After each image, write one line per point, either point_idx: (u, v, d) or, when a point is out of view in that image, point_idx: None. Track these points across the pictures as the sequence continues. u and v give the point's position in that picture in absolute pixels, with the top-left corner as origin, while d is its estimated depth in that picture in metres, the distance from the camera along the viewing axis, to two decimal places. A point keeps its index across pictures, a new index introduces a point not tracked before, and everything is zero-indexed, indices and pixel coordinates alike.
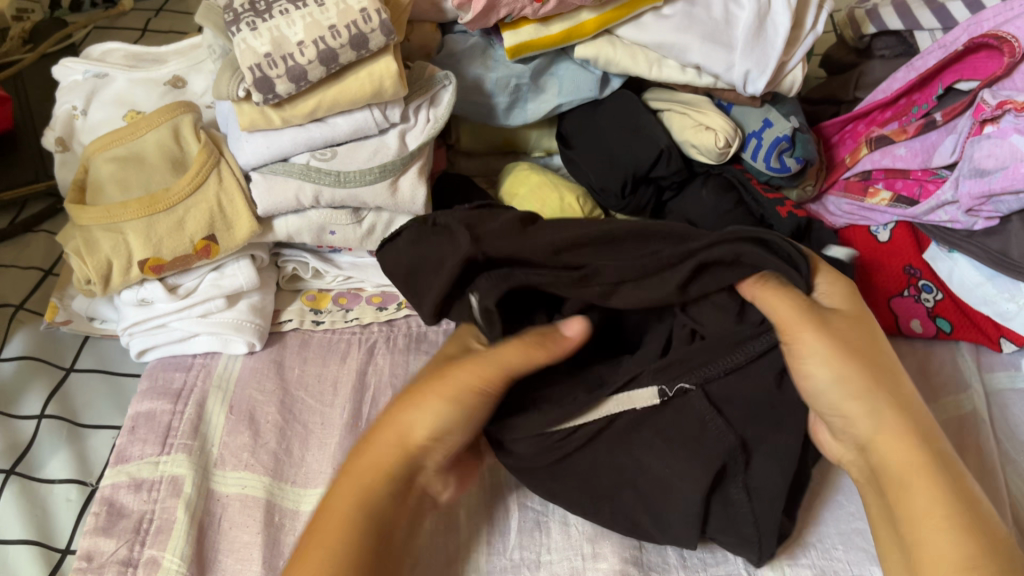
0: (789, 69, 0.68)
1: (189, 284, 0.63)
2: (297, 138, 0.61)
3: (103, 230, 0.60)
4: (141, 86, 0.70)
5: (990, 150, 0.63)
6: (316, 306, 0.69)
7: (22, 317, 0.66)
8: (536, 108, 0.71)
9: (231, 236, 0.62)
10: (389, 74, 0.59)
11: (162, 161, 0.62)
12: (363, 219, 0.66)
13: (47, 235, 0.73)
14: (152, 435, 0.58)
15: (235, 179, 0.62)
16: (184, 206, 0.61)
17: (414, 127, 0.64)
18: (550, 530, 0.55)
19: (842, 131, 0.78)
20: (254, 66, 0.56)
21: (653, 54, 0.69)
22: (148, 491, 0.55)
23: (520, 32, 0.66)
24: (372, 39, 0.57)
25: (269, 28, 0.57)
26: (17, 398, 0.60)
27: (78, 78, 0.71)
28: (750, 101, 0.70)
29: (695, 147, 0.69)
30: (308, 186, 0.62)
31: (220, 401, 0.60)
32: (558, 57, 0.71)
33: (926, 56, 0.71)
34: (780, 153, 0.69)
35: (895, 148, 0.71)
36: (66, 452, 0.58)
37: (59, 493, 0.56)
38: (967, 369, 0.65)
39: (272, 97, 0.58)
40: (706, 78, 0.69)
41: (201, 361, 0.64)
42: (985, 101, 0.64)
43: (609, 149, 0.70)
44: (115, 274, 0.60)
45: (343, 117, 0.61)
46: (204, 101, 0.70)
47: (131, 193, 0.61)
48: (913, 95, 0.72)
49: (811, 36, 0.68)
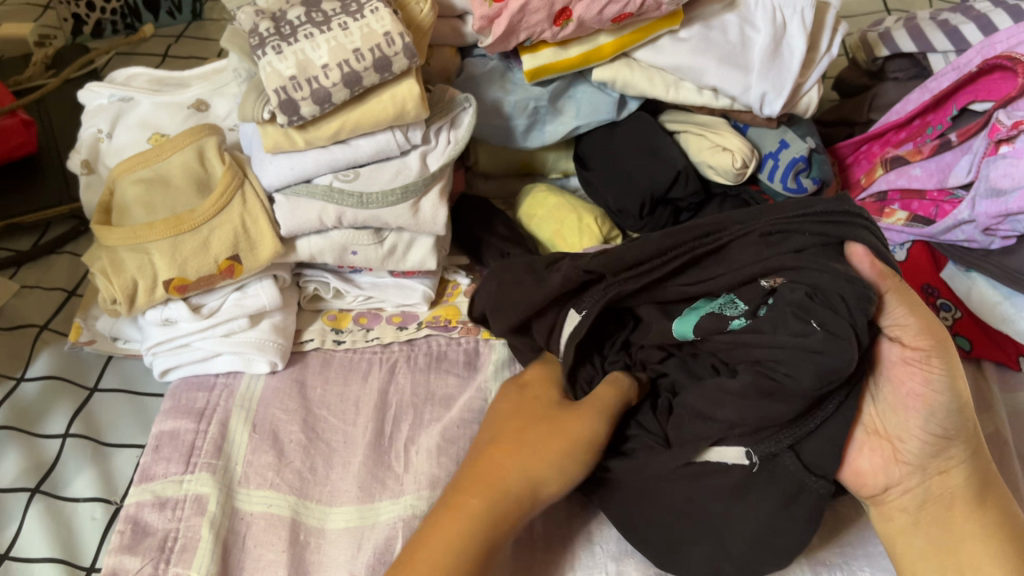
0: (805, 90, 0.69)
1: (212, 304, 0.64)
2: (319, 159, 0.62)
3: (129, 250, 0.60)
4: (165, 109, 0.71)
5: (1006, 169, 0.64)
6: (338, 325, 0.69)
7: (46, 337, 0.67)
8: (554, 130, 0.72)
9: (254, 256, 0.63)
10: (412, 97, 0.60)
11: (187, 184, 0.63)
12: (384, 239, 0.66)
13: (70, 256, 0.74)
14: (176, 454, 0.58)
15: (259, 201, 0.63)
16: (208, 226, 0.61)
17: (435, 148, 0.65)
18: (576, 549, 0.55)
19: (857, 151, 0.78)
20: (279, 88, 0.57)
21: (670, 76, 0.70)
22: (172, 510, 0.55)
23: (539, 55, 0.67)
24: (396, 62, 0.58)
25: (294, 52, 0.58)
26: (42, 417, 0.61)
27: (103, 102, 0.72)
28: (766, 122, 0.71)
29: (712, 167, 0.70)
30: (331, 208, 0.63)
31: (243, 419, 0.61)
32: (575, 80, 0.72)
33: (940, 78, 0.72)
34: (796, 174, 0.69)
35: (911, 168, 0.72)
36: (90, 470, 0.58)
37: (84, 511, 0.56)
38: (988, 389, 0.64)
39: (297, 119, 0.58)
40: (722, 100, 0.70)
41: (223, 381, 0.64)
42: (1000, 122, 0.65)
43: (627, 170, 0.71)
44: (140, 294, 0.61)
45: (366, 139, 0.62)
46: (228, 124, 0.71)
47: (157, 215, 0.62)
48: (927, 116, 0.73)
49: (826, 58, 0.69)
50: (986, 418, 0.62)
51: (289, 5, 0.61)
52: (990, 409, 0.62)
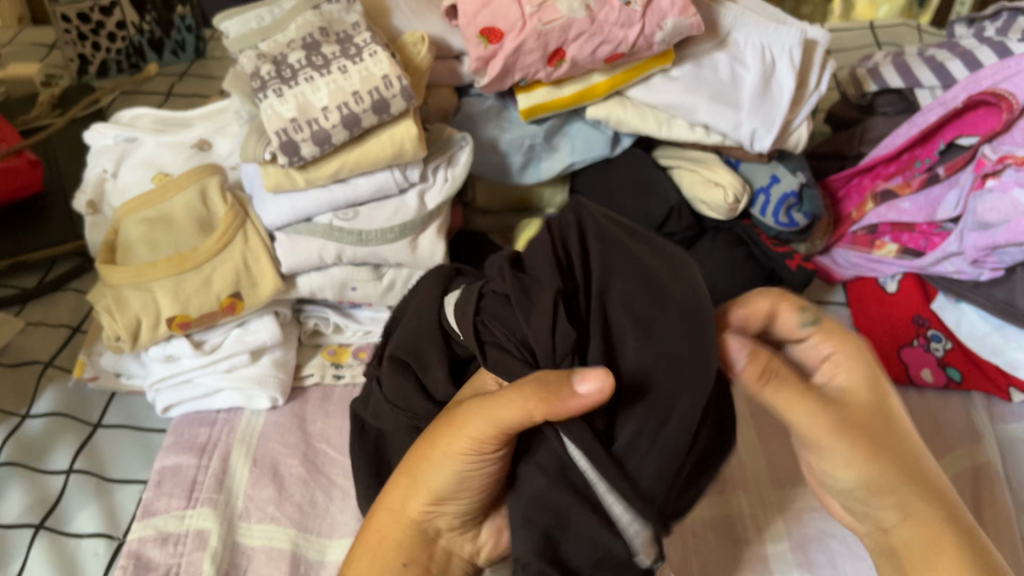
0: (795, 127, 0.70)
1: (214, 340, 0.65)
2: (320, 199, 0.63)
3: (132, 289, 0.62)
4: (169, 149, 0.73)
5: (993, 203, 0.65)
6: (337, 360, 0.70)
7: (51, 374, 0.68)
8: (549, 167, 0.74)
9: (256, 293, 0.64)
10: (410, 137, 0.61)
11: (189, 222, 0.64)
12: (383, 275, 0.68)
13: (75, 293, 0.75)
14: (178, 489, 0.59)
15: (261, 239, 0.65)
16: (211, 264, 0.63)
17: (432, 186, 0.66)
18: None
19: (848, 184, 0.80)
20: (280, 130, 0.59)
21: (663, 114, 0.71)
22: (174, 545, 0.56)
23: (534, 95, 0.69)
24: (394, 104, 0.60)
25: (295, 94, 0.59)
26: (47, 453, 0.62)
27: (109, 142, 0.73)
28: (757, 158, 0.72)
29: (705, 202, 0.71)
30: (331, 245, 0.64)
31: (244, 455, 0.62)
32: (570, 118, 0.73)
33: (927, 113, 0.74)
34: (788, 209, 0.71)
35: (901, 202, 0.73)
36: (94, 506, 0.59)
37: (87, 547, 0.57)
38: (980, 420, 0.65)
39: (297, 159, 0.60)
40: (714, 137, 0.71)
41: (225, 416, 0.65)
42: (986, 157, 0.66)
43: (621, 206, 0.72)
44: (143, 331, 0.61)
45: (365, 178, 0.64)
46: (229, 163, 0.73)
47: (160, 253, 0.63)
48: (916, 151, 0.74)
49: (815, 95, 0.71)
50: (979, 448, 0.62)
51: (290, 48, 0.63)
52: (981, 440, 0.63)
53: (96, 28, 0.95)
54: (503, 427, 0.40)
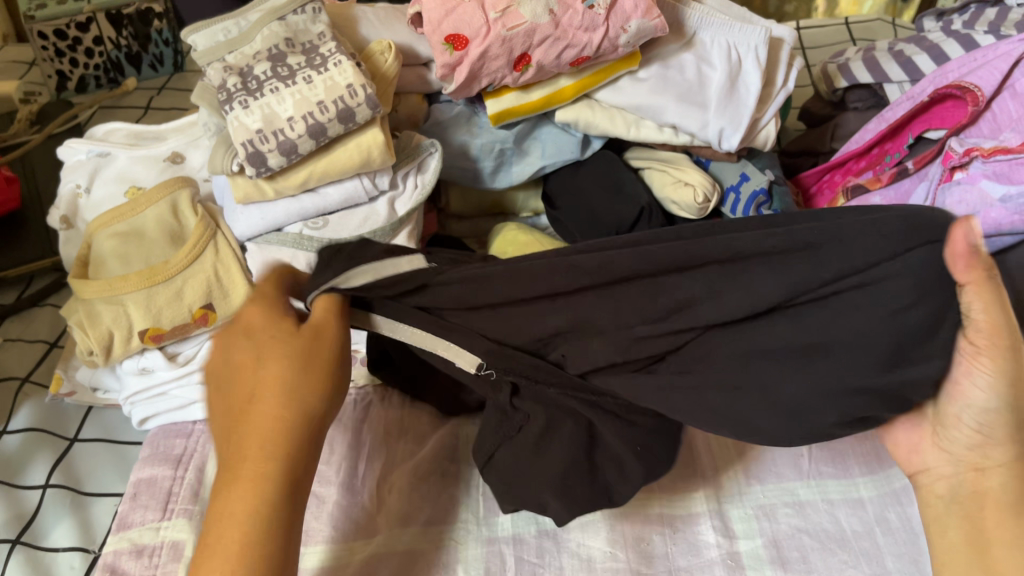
0: (763, 125, 0.71)
1: (188, 351, 0.66)
2: (289, 209, 0.64)
3: (104, 302, 0.62)
4: (141, 163, 0.73)
5: (961, 196, 0.65)
6: None
7: (28, 389, 0.68)
8: (521, 171, 0.74)
9: (228, 304, 0.65)
10: (377, 144, 0.62)
11: (160, 235, 0.65)
12: None
13: (53, 308, 0.76)
14: (154, 501, 0.59)
15: (231, 250, 0.65)
16: (181, 277, 0.63)
17: (403, 194, 0.67)
18: None
19: (820, 181, 0.80)
20: (246, 141, 0.59)
21: (631, 115, 0.72)
22: (149, 557, 0.56)
23: (502, 100, 0.69)
24: (359, 112, 0.60)
25: (260, 106, 0.60)
26: (23, 468, 0.62)
27: (82, 158, 0.73)
28: (726, 156, 0.72)
29: (676, 203, 0.72)
30: (302, 254, 0.64)
31: (220, 465, 0.62)
32: (540, 122, 0.74)
33: (896, 107, 0.74)
34: (758, 207, 0.71)
35: (872, 197, 0.73)
36: (70, 520, 0.60)
37: (63, 561, 0.57)
38: None
39: (264, 169, 0.60)
40: (682, 137, 0.72)
41: (201, 427, 0.65)
42: (953, 149, 0.67)
43: (591, 208, 0.72)
44: (116, 344, 0.62)
45: (334, 187, 0.64)
46: (202, 175, 0.73)
47: (131, 266, 0.63)
48: (885, 145, 0.75)
49: (782, 93, 0.71)
50: None
51: (255, 60, 0.63)
52: None
53: (73, 44, 0.95)
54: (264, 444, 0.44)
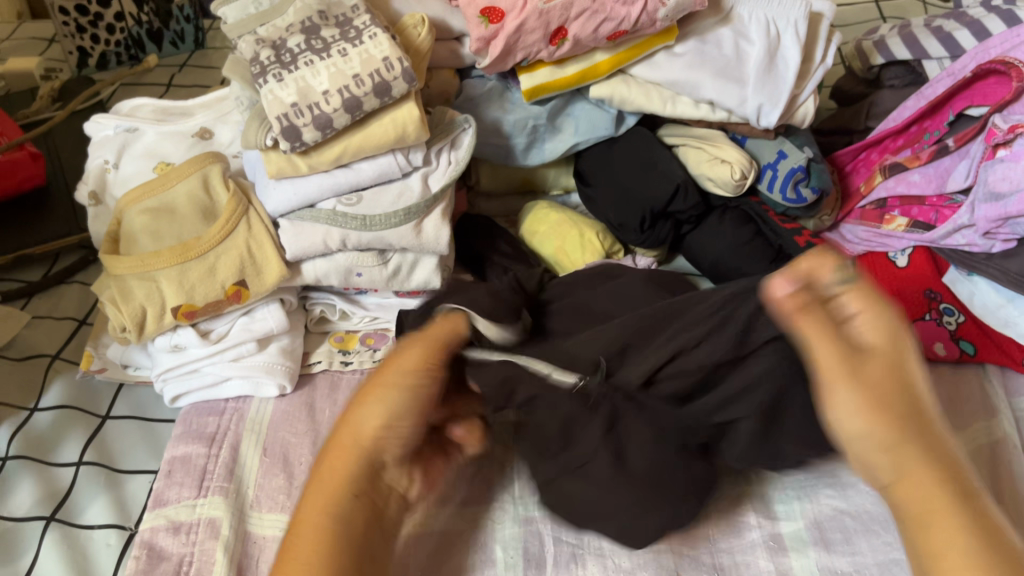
0: (801, 102, 0.70)
1: (221, 329, 0.64)
2: (322, 184, 0.63)
3: (137, 278, 0.61)
4: (170, 139, 0.72)
5: (1005, 173, 0.64)
6: (344, 346, 0.70)
7: (59, 366, 0.67)
8: (554, 148, 0.73)
9: (261, 281, 0.63)
10: (412, 119, 0.61)
11: (193, 211, 0.64)
12: (388, 260, 0.67)
13: (80, 286, 0.75)
14: (189, 478, 0.59)
15: (264, 225, 0.64)
16: (215, 253, 0.62)
17: (436, 169, 0.66)
18: (586, 563, 0.54)
19: (856, 159, 0.79)
20: (281, 115, 0.58)
21: (667, 91, 0.71)
22: (186, 534, 0.56)
23: (537, 75, 0.68)
24: (395, 86, 0.59)
25: (295, 79, 0.59)
26: (56, 446, 0.62)
27: (109, 133, 0.73)
28: (764, 134, 0.71)
29: (711, 180, 0.71)
30: (336, 230, 0.64)
31: (254, 444, 0.61)
32: (574, 97, 0.73)
33: (936, 84, 0.73)
34: (796, 183, 0.69)
35: (910, 175, 0.73)
36: (104, 498, 0.59)
37: (99, 538, 0.57)
38: (996, 394, 0.64)
39: (299, 144, 0.59)
40: (719, 113, 0.71)
41: (233, 405, 0.65)
42: (997, 126, 0.65)
43: (625, 185, 0.71)
44: (149, 321, 0.61)
45: (368, 163, 0.63)
46: (232, 151, 0.72)
47: (163, 242, 0.63)
48: (924, 123, 0.73)
49: (821, 69, 0.70)
50: (994, 424, 0.61)
51: (289, 33, 0.62)
52: (997, 415, 0.62)
53: (94, 20, 0.94)
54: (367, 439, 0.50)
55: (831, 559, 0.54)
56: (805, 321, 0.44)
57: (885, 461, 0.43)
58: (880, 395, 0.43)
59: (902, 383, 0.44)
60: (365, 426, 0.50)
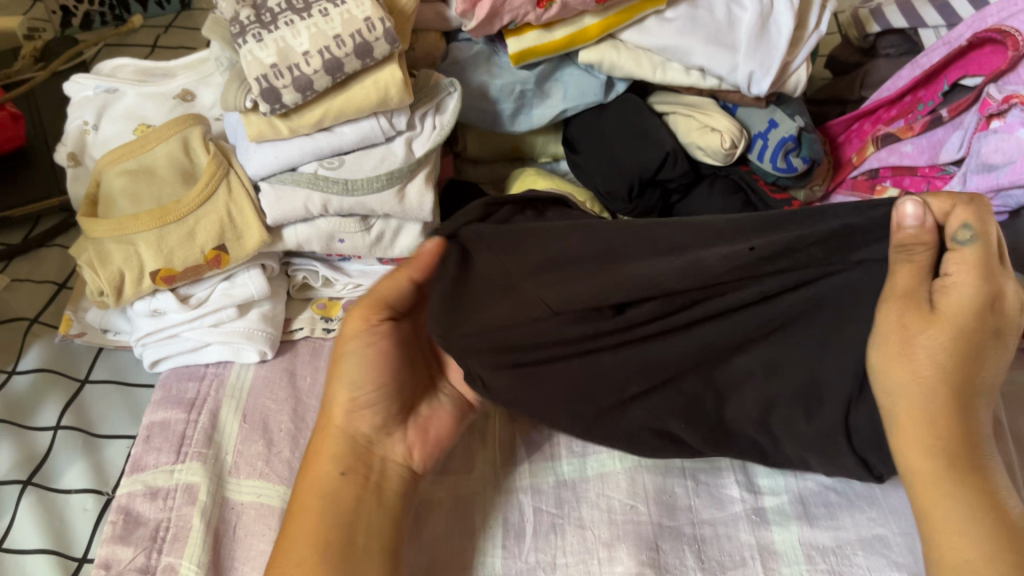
0: (794, 69, 0.68)
1: (201, 294, 0.64)
2: (304, 147, 0.62)
3: (115, 242, 0.60)
4: (150, 100, 0.71)
5: (997, 144, 0.63)
6: (327, 313, 0.69)
7: (38, 330, 0.67)
8: (542, 114, 0.72)
9: (242, 246, 0.62)
10: (395, 82, 0.59)
11: (172, 174, 0.63)
12: (371, 226, 0.66)
13: (61, 249, 0.74)
14: (167, 443, 0.58)
15: (245, 189, 0.63)
16: (195, 216, 0.61)
17: (421, 134, 0.65)
18: (566, 533, 0.54)
19: (848, 130, 0.78)
20: (260, 76, 0.57)
21: (657, 57, 0.69)
22: (163, 500, 0.56)
23: (525, 38, 0.67)
24: (377, 47, 0.58)
25: (275, 39, 0.57)
26: (34, 410, 0.61)
27: (89, 94, 0.71)
28: (755, 102, 0.70)
29: (702, 148, 0.70)
30: (317, 195, 0.62)
31: (234, 410, 0.61)
32: (562, 63, 0.71)
33: (930, 53, 0.72)
34: (786, 153, 0.69)
35: (903, 145, 0.71)
36: (82, 462, 0.59)
37: (76, 503, 0.57)
38: None
39: (279, 106, 0.58)
40: (710, 81, 0.69)
41: (213, 371, 0.64)
42: (991, 96, 0.64)
43: (614, 152, 0.70)
44: (127, 285, 0.61)
45: (350, 126, 0.62)
46: (213, 113, 0.71)
47: (142, 206, 0.62)
48: (918, 93, 0.72)
49: (815, 36, 0.68)
50: None
51: None
52: None
53: None
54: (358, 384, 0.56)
55: (813, 532, 0.53)
56: (904, 266, 0.43)
57: (939, 457, 0.43)
58: (954, 363, 0.43)
59: (969, 373, 0.43)
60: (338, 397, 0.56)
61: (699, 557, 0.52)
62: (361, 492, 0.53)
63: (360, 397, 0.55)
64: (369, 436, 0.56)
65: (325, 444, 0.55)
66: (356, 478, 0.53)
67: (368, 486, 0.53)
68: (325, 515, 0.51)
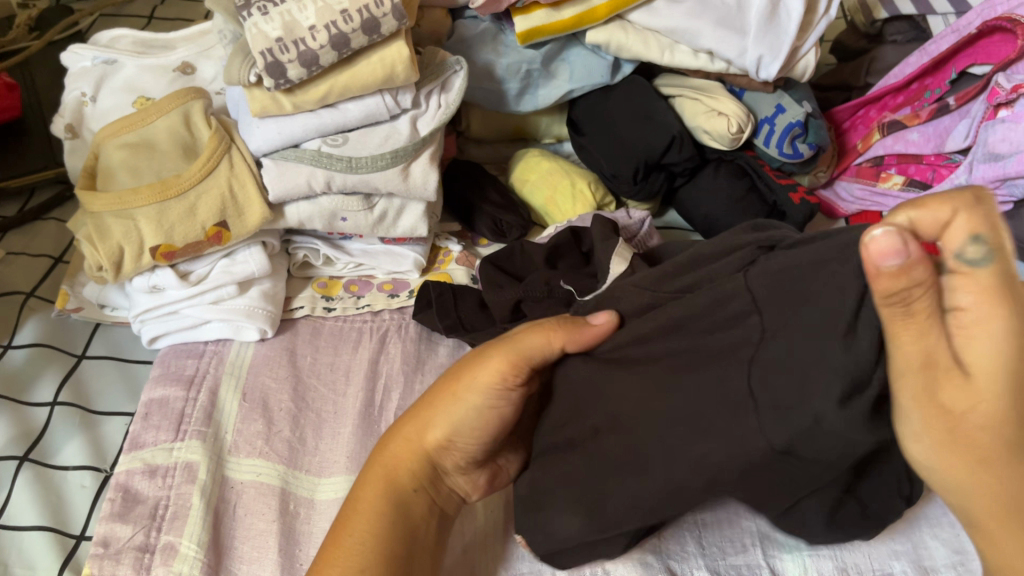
0: (802, 54, 0.68)
1: (200, 271, 0.63)
2: (307, 124, 0.61)
3: (114, 216, 0.59)
4: (150, 72, 0.70)
5: (1005, 133, 0.62)
6: (328, 292, 0.69)
7: (34, 304, 0.66)
8: (548, 94, 0.71)
9: (242, 223, 0.62)
10: (401, 59, 0.58)
11: (173, 148, 0.62)
12: (374, 205, 0.65)
13: (56, 223, 0.73)
14: (166, 422, 0.58)
15: (247, 165, 0.62)
16: (196, 191, 0.60)
17: (425, 113, 0.64)
18: None
19: (854, 116, 0.77)
20: (266, 51, 0.56)
21: (665, 39, 0.69)
22: (163, 477, 0.55)
23: (532, 17, 0.66)
24: (384, 23, 0.57)
25: (281, 13, 0.56)
26: (31, 385, 0.60)
27: (87, 64, 0.70)
28: (762, 87, 0.69)
29: (708, 132, 0.69)
30: (320, 172, 0.62)
31: (234, 388, 0.60)
32: (569, 43, 0.70)
33: (939, 40, 0.71)
34: (792, 139, 0.68)
35: (908, 133, 0.71)
36: (79, 438, 0.58)
37: (73, 479, 0.56)
38: None
39: (283, 82, 0.57)
40: (718, 64, 0.69)
41: (213, 348, 0.64)
42: (1001, 85, 0.63)
43: (619, 135, 0.70)
44: (126, 260, 0.60)
45: (355, 103, 0.61)
46: (214, 88, 0.70)
47: (142, 180, 0.61)
48: (925, 80, 0.72)
49: (825, 20, 0.67)
50: None
51: None
52: None
53: None
54: (525, 353, 0.48)
55: None
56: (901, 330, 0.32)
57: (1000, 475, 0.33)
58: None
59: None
60: (433, 430, 0.50)
61: (699, 543, 0.52)
62: (427, 516, 0.50)
63: (458, 441, 0.50)
64: (447, 469, 0.52)
65: (403, 464, 0.50)
66: (426, 498, 0.51)
67: (433, 510, 0.51)
68: (386, 522, 0.48)
